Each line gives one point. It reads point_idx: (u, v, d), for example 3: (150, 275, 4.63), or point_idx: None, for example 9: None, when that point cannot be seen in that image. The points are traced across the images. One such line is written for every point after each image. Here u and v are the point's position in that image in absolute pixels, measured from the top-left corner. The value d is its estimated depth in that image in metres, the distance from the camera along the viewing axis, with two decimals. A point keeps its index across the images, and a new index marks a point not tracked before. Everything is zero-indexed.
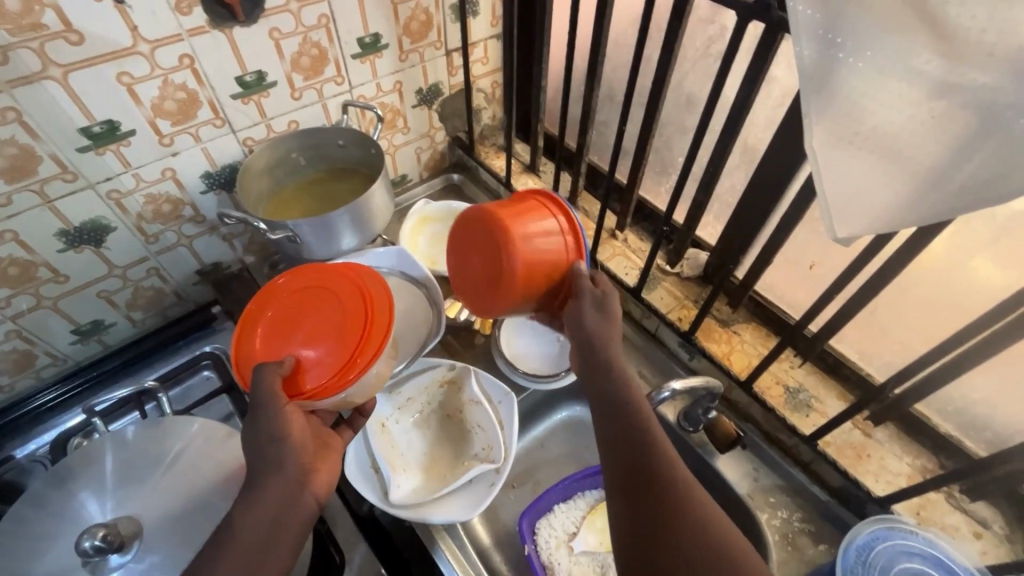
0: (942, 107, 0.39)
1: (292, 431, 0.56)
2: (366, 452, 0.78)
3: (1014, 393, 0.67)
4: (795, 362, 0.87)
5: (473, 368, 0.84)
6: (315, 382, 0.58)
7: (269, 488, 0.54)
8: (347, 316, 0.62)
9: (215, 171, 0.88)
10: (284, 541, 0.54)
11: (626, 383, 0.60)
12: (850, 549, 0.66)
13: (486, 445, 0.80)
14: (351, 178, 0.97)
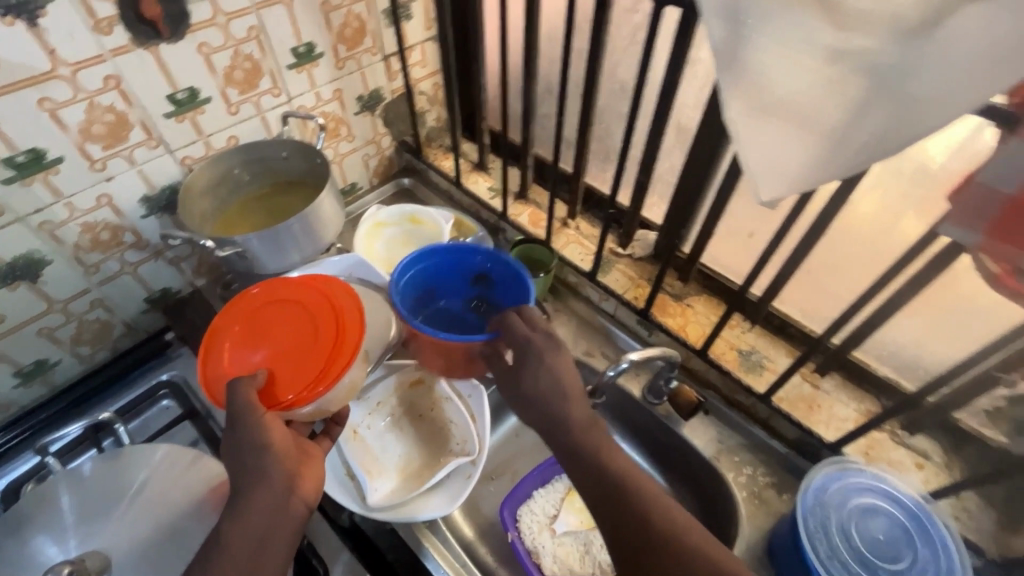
0: (838, 72, 0.43)
1: (274, 437, 0.57)
2: (341, 460, 0.78)
3: (935, 330, 0.73)
4: (745, 327, 0.92)
5: None
6: (291, 390, 0.60)
7: (259, 495, 0.55)
8: (317, 326, 0.65)
9: (154, 194, 0.86)
10: (277, 545, 0.54)
11: (587, 434, 0.62)
12: (808, 493, 0.71)
13: (461, 441, 0.81)
14: (298, 189, 0.96)
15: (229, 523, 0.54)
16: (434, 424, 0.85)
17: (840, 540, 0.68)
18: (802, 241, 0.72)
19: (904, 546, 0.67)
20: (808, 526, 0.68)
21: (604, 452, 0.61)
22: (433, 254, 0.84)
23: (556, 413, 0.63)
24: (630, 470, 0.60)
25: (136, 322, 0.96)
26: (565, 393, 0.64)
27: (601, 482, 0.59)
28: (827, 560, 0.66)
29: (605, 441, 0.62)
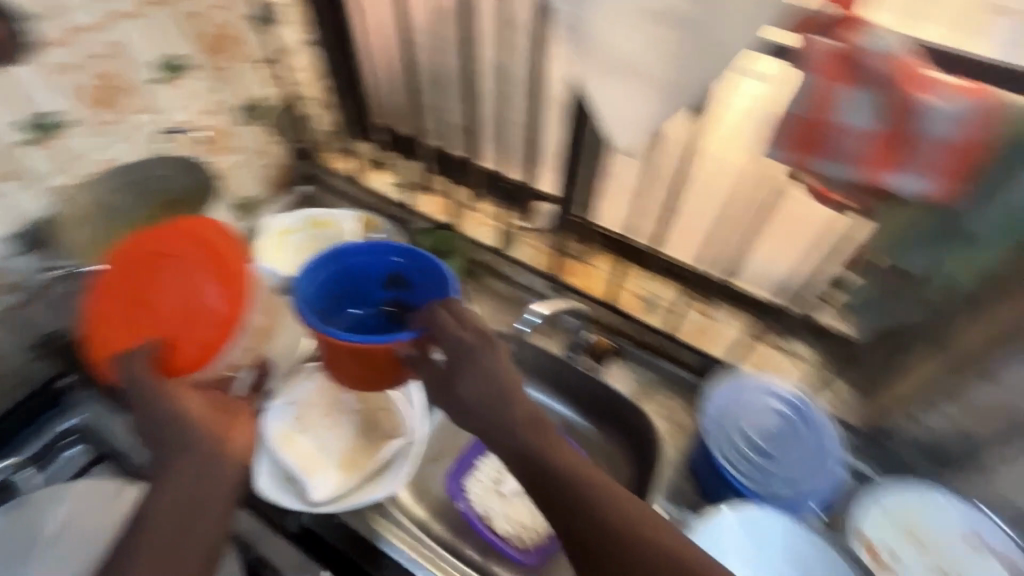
0: (662, 30, 0.51)
1: (189, 406, 0.54)
2: (277, 465, 0.74)
3: (791, 250, 0.86)
4: (644, 276, 1.02)
5: None
6: (193, 349, 0.59)
7: (182, 460, 0.51)
8: (206, 280, 0.63)
9: (23, 229, 0.76)
10: (208, 506, 0.50)
11: (528, 436, 0.58)
12: (710, 413, 0.81)
13: (393, 426, 0.78)
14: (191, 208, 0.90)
15: (149, 500, 0.50)
16: (365, 416, 0.79)
17: (738, 439, 0.80)
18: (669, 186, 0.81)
19: (789, 431, 0.81)
20: (713, 434, 0.80)
21: (545, 451, 0.57)
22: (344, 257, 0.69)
23: (494, 417, 0.59)
24: (578, 465, 0.57)
25: (21, 370, 0.83)
26: (503, 392, 0.60)
27: (548, 486, 0.56)
28: (727, 455, 0.79)
29: (547, 439, 0.58)
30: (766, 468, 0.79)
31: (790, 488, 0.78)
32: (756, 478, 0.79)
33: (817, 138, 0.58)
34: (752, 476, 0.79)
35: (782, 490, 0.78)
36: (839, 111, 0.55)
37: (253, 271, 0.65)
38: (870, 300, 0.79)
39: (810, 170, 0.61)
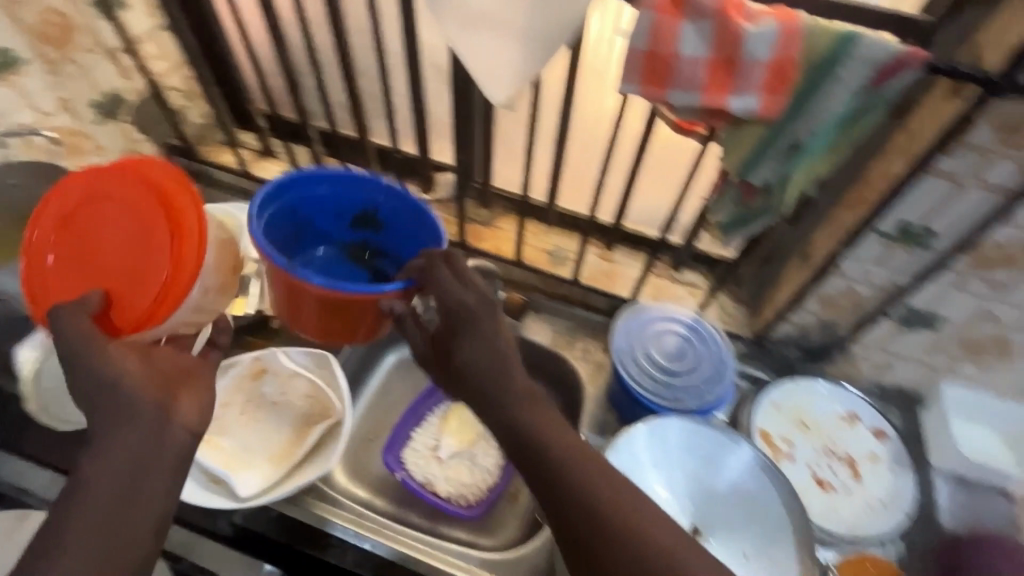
0: None
1: (128, 367, 0.47)
2: (196, 469, 0.69)
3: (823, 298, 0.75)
4: (670, 275, 0.90)
5: (275, 347, 0.77)
6: (145, 308, 0.50)
7: (120, 428, 0.45)
8: (147, 221, 0.52)
9: (103, 99, 0.87)
10: (152, 484, 0.45)
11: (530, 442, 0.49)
12: (624, 326, 0.80)
13: (322, 408, 0.75)
14: (235, 98, 0.97)
15: (82, 477, 0.44)
16: (290, 403, 0.77)
17: (635, 339, 0.79)
18: (716, 192, 0.65)
19: (697, 345, 0.79)
20: (619, 341, 0.78)
21: (540, 434, 0.48)
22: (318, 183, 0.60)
23: (488, 391, 0.50)
24: (573, 452, 0.48)
25: None
26: (507, 373, 0.50)
27: (542, 478, 0.48)
28: (635, 361, 0.77)
29: (545, 415, 0.50)
30: (672, 376, 0.77)
31: (694, 402, 0.75)
32: (666, 391, 0.76)
33: (735, 70, 0.48)
34: (660, 391, 0.76)
35: (681, 383, 0.77)
36: (742, 45, 0.47)
37: (203, 215, 0.52)
38: (873, 338, 0.77)
39: (718, 110, 0.50)
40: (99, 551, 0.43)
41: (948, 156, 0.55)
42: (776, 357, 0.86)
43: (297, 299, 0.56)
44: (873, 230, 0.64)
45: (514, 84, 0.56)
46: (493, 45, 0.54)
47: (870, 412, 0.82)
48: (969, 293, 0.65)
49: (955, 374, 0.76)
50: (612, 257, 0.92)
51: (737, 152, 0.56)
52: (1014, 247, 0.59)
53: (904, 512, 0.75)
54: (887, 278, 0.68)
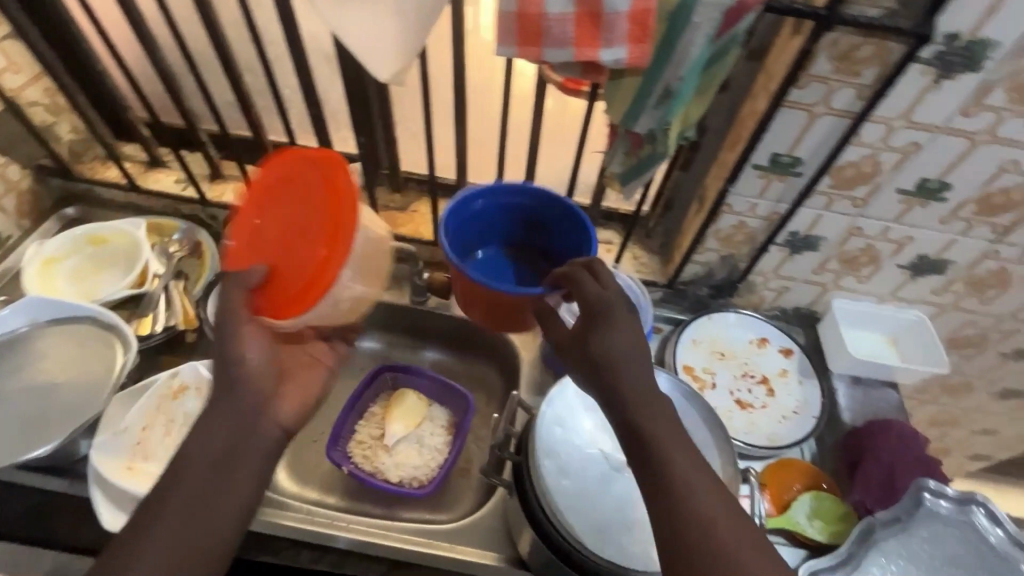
0: None
1: (248, 354, 0.55)
2: (121, 497, 0.65)
3: (721, 236, 0.81)
4: None
5: (197, 361, 0.75)
6: (292, 294, 0.57)
7: (229, 408, 0.54)
8: (319, 213, 0.60)
9: None
10: (238, 472, 0.52)
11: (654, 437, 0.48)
12: None
13: None
14: (110, 108, 0.90)
15: (192, 446, 0.51)
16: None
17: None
18: (610, 145, 0.68)
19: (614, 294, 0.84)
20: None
21: (661, 434, 0.48)
22: (522, 200, 0.71)
23: (618, 383, 0.50)
24: (690, 462, 0.47)
25: None
26: (641, 368, 0.51)
27: (653, 472, 0.47)
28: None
29: (669, 422, 0.49)
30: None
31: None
32: None
33: (598, 23, 0.51)
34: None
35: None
36: None
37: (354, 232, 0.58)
38: (767, 266, 0.84)
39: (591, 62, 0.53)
40: (181, 528, 0.48)
41: (798, 88, 0.60)
42: (690, 297, 0.92)
43: (473, 298, 0.67)
44: (749, 164, 0.69)
45: (395, 58, 0.56)
46: (367, 20, 0.54)
47: (775, 333, 0.90)
48: (836, 212, 0.74)
49: (840, 288, 0.87)
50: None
51: (618, 104, 0.60)
52: (865, 164, 0.67)
53: (813, 418, 0.84)
54: (770, 208, 0.75)
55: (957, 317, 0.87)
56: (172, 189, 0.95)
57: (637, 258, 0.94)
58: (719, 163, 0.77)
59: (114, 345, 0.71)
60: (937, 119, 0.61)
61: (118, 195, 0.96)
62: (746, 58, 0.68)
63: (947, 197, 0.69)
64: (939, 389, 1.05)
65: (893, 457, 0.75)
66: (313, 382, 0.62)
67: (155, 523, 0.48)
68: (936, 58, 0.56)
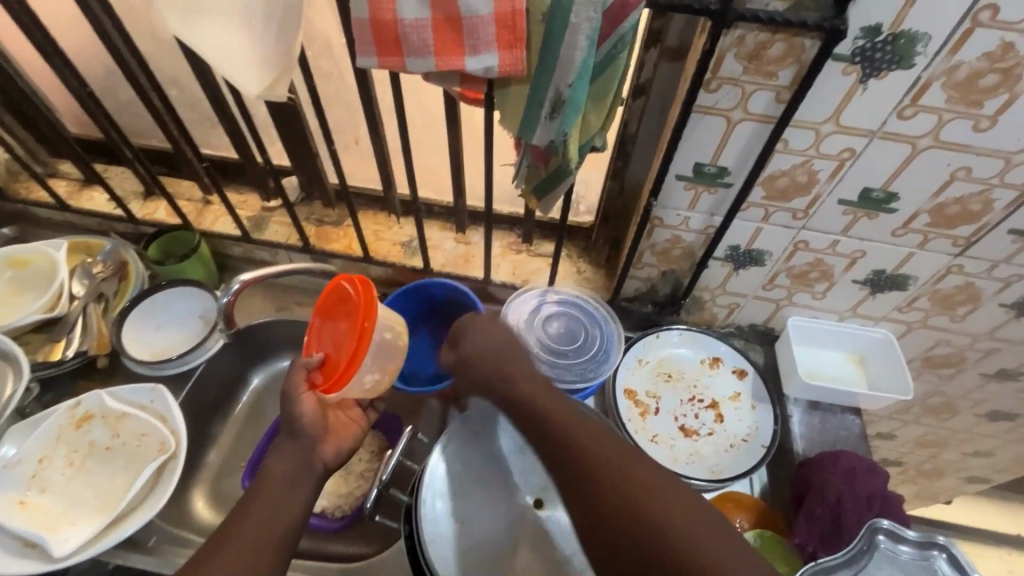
0: None
1: (302, 410, 0.58)
2: (6, 536, 0.63)
3: (659, 250, 0.75)
4: (523, 248, 0.89)
5: (103, 389, 0.71)
6: (336, 374, 0.59)
7: (284, 454, 0.58)
8: (348, 313, 0.62)
9: None
10: (285, 518, 0.54)
11: (534, 397, 0.55)
12: (535, 313, 0.77)
13: (156, 443, 0.70)
14: (37, 127, 0.89)
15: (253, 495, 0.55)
16: (126, 445, 0.71)
17: (524, 314, 0.77)
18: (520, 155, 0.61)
19: (587, 325, 0.77)
20: (506, 321, 0.77)
21: (558, 415, 0.53)
22: (451, 293, 0.81)
23: (507, 379, 0.58)
24: (598, 437, 0.51)
25: None
26: (542, 385, 0.57)
27: (542, 420, 0.53)
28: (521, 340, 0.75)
29: (571, 409, 0.54)
30: (560, 356, 0.74)
31: (577, 379, 0.73)
32: (566, 374, 0.73)
33: (459, 30, 0.47)
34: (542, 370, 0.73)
35: (564, 363, 0.74)
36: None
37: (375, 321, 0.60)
38: (711, 281, 0.78)
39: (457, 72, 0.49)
40: None
41: (709, 91, 0.54)
42: (635, 315, 0.86)
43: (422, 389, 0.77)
44: (672, 175, 0.64)
45: (261, 75, 0.52)
46: (220, 33, 0.50)
47: (728, 352, 0.83)
48: (776, 225, 0.67)
49: (795, 304, 0.79)
50: (469, 238, 0.90)
51: (511, 114, 0.54)
52: (799, 174, 0.60)
53: (762, 447, 0.77)
54: (704, 221, 0.69)
55: (928, 336, 0.79)
56: (103, 208, 0.92)
57: (581, 272, 0.88)
58: (651, 173, 0.71)
59: (8, 374, 0.69)
60: (871, 123, 0.54)
61: (52, 214, 0.94)
62: (665, 58, 0.60)
63: (896, 208, 0.62)
64: (919, 409, 0.96)
65: (841, 494, 0.68)
66: (359, 433, 0.64)
67: (218, 548, 0.51)
68: (857, 54, 0.49)
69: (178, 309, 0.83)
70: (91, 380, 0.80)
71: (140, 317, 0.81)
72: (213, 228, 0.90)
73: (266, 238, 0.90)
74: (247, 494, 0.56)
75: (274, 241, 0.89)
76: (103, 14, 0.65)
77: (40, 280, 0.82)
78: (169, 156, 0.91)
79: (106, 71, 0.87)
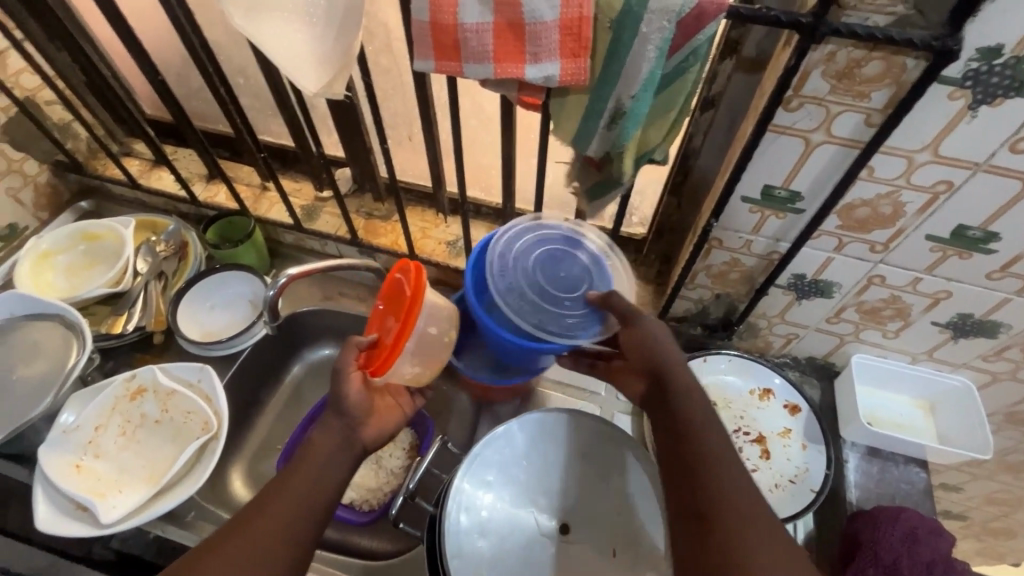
0: None
1: (349, 389, 0.58)
2: (62, 497, 0.67)
3: (719, 273, 0.70)
4: None
5: (162, 365, 0.75)
6: (382, 355, 0.58)
7: (329, 430, 0.57)
8: (400, 297, 0.61)
9: None
10: (322, 503, 0.52)
11: (681, 418, 0.53)
12: (534, 248, 0.66)
13: (201, 422, 0.72)
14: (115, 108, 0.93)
15: (291, 472, 0.53)
16: (173, 420, 0.74)
17: (519, 244, 0.65)
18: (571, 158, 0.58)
19: (591, 278, 0.65)
20: (496, 246, 0.65)
21: (698, 428, 0.51)
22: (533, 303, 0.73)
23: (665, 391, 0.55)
24: (719, 452, 0.49)
25: None
26: (686, 383, 0.55)
27: (683, 443, 0.51)
28: (507, 271, 0.64)
29: (716, 430, 0.51)
30: (550, 302, 0.62)
31: (559, 333, 0.61)
32: (549, 325, 0.61)
33: (521, 36, 0.44)
34: (522, 310, 0.61)
35: (551, 308, 0.62)
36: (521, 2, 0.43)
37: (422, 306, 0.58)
38: (770, 308, 0.72)
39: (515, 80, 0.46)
40: (266, 562, 0.47)
41: (788, 110, 0.50)
42: (683, 336, 0.82)
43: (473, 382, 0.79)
44: (738, 198, 0.59)
45: (319, 73, 0.52)
46: (283, 30, 0.49)
47: (781, 385, 0.78)
48: (850, 256, 0.61)
49: (861, 341, 0.73)
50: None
51: (569, 124, 0.51)
52: (882, 205, 0.55)
53: (811, 491, 0.71)
54: (767, 246, 0.64)
55: (1015, 389, 0.71)
56: (170, 188, 0.96)
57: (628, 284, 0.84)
58: (713, 191, 0.65)
59: (72, 345, 0.73)
60: (975, 155, 0.48)
61: (124, 191, 0.99)
62: (740, 70, 0.55)
63: (995, 249, 0.55)
64: (993, 464, 0.87)
65: (898, 556, 0.62)
66: (398, 422, 0.63)
67: (257, 517, 0.49)
68: (968, 78, 0.43)
69: (229, 292, 0.86)
70: (147, 354, 0.84)
71: (192, 299, 0.84)
72: (269, 215, 0.92)
73: (317, 228, 0.91)
74: (282, 471, 0.54)
75: (325, 231, 0.90)
76: (177, 4, 0.66)
77: (108, 256, 0.86)
78: (232, 142, 0.94)
79: (181, 59, 0.91)
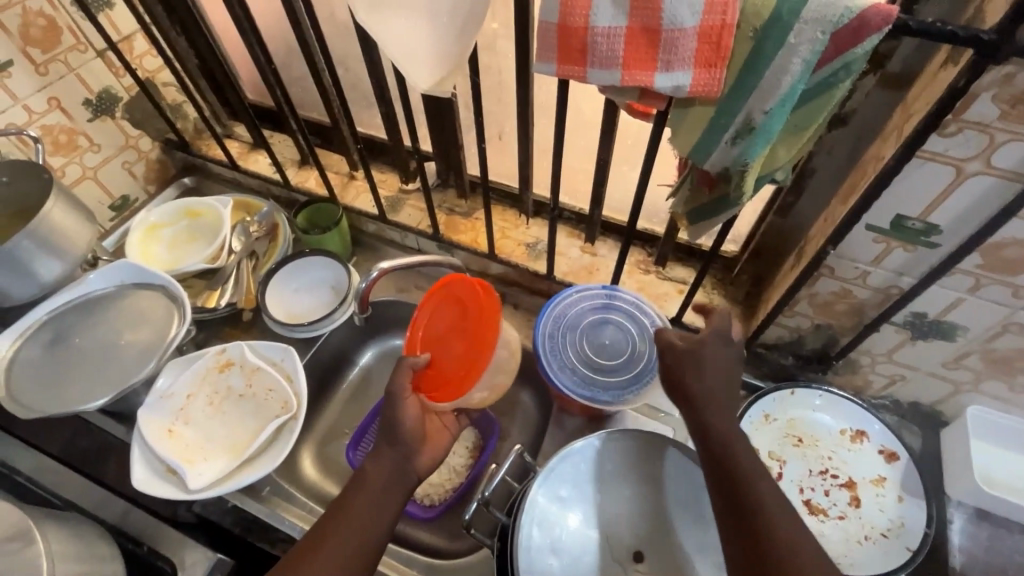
0: None
1: (405, 415, 0.58)
2: (155, 459, 0.71)
3: (823, 302, 0.65)
4: (650, 267, 0.83)
5: (245, 344, 0.78)
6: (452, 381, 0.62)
7: (381, 459, 0.57)
8: (469, 323, 0.64)
9: (95, 97, 0.88)
10: (384, 524, 0.53)
11: (727, 449, 0.50)
12: (579, 323, 0.73)
13: (281, 402, 0.75)
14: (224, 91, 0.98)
15: (353, 493, 0.55)
16: (255, 397, 0.77)
17: (563, 319, 0.73)
18: (679, 176, 0.55)
19: (635, 341, 0.71)
20: (546, 322, 0.73)
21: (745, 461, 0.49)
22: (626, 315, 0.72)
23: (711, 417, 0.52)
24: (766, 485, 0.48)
25: None
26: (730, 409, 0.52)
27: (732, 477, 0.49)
28: (556, 346, 0.71)
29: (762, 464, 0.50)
30: (600, 372, 0.70)
31: (611, 402, 0.68)
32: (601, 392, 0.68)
33: (653, 43, 0.42)
34: (575, 382, 0.69)
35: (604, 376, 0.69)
36: (658, 6, 0.40)
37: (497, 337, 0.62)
38: (878, 344, 0.67)
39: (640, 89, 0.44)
40: None
41: (942, 135, 0.45)
42: (768, 364, 0.77)
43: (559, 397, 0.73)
44: (862, 225, 0.54)
45: (434, 70, 0.52)
46: (405, 24, 0.49)
47: (878, 429, 0.71)
48: (984, 299, 0.55)
49: (980, 392, 0.66)
50: (597, 249, 0.86)
51: (687, 134, 0.48)
52: None
53: (907, 549, 0.65)
54: (886, 279, 0.59)
55: None
56: (265, 171, 1.00)
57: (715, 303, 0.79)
58: (829, 214, 0.61)
59: (174, 316, 0.78)
60: None
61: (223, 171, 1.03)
62: (881, 87, 0.50)
63: None
64: None
65: None
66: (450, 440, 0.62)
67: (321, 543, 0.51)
68: None
69: (314, 277, 0.88)
70: (235, 328, 0.88)
71: (280, 281, 0.87)
72: (355, 203, 0.95)
73: (400, 220, 0.92)
74: (344, 491, 0.55)
75: (407, 223, 0.91)
76: None
77: (207, 233, 0.91)
78: (326, 130, 0.97)
79: (286, 49, 0.95)
